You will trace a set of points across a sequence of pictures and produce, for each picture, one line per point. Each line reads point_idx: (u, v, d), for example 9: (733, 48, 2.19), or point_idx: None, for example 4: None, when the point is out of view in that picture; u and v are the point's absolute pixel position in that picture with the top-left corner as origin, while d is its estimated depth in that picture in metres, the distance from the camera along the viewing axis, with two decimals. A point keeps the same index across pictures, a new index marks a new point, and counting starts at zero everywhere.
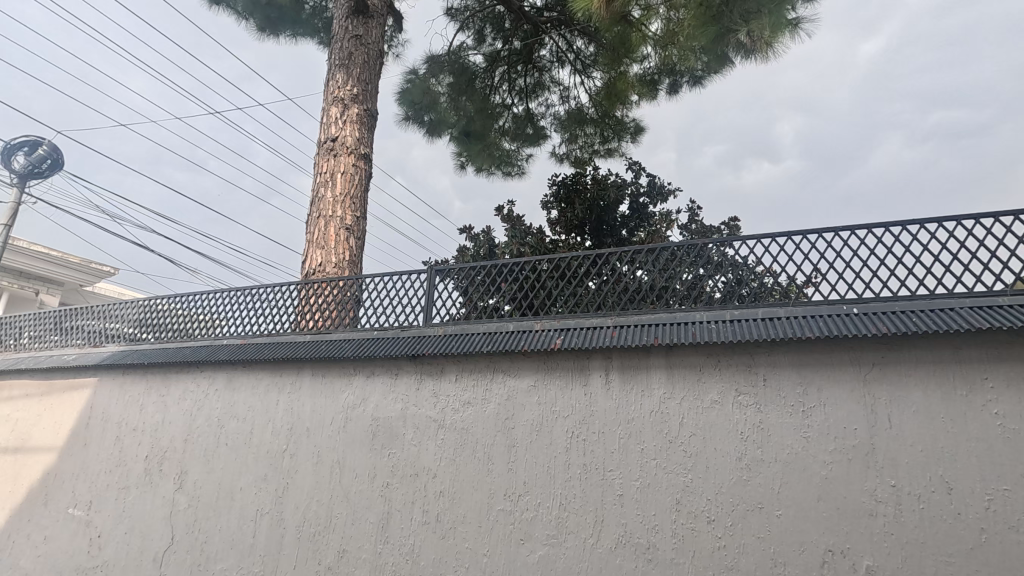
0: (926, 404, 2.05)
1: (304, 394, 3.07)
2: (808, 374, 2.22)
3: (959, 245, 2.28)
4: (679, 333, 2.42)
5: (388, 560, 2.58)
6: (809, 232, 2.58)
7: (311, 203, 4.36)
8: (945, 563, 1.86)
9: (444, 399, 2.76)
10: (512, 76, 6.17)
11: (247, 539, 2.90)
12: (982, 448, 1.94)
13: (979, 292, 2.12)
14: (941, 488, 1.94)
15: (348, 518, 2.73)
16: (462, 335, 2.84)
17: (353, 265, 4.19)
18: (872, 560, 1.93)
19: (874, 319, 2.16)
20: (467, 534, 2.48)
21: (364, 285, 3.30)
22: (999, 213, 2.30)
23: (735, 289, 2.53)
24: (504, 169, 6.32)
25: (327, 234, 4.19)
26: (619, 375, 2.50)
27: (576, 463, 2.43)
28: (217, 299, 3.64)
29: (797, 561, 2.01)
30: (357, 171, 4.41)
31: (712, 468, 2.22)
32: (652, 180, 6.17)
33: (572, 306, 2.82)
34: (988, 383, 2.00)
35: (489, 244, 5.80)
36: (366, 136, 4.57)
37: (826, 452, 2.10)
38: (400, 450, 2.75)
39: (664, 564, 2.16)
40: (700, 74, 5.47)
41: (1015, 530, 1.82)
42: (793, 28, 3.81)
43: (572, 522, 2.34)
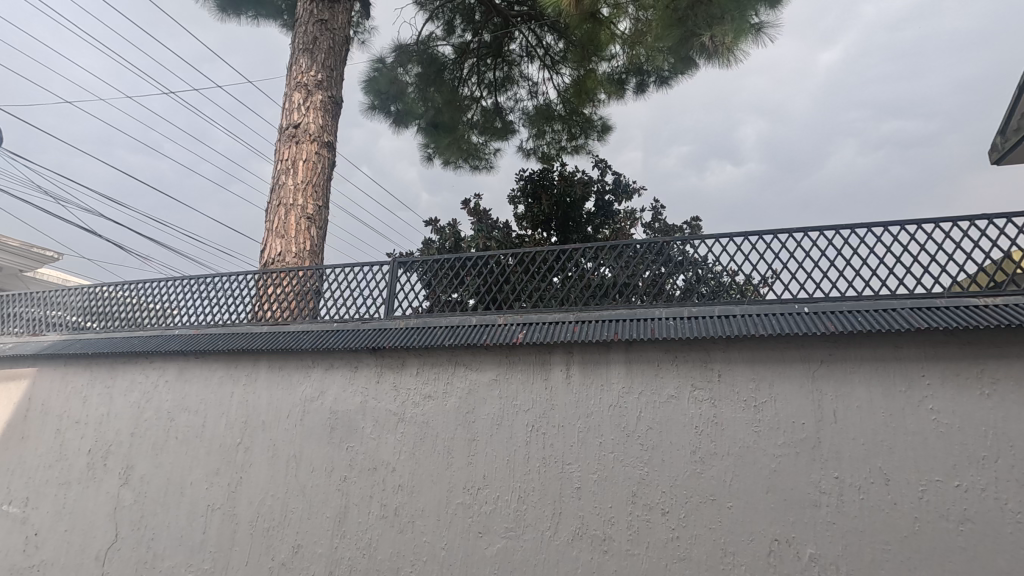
0: (868, 400, 2.15)
1: (260, 386, 2.99)
2: (761, 370, 2.30)
3: (903, 248, 2.39)
4: (638, 329, 2.46)
5: (345, 555, 2.55)
6: (765, 233, 2.67)
7: (272, 191, 4.25)
8: (881, 550, 1.96)
9: (405, 392, 2.73)
10: (481, 70, 6.12)
11: (197, 535, 2.81)
12: (918, 441, 2.05)
13: (920, 293, 2.24)
14: (880, 479, 2.04)
15: (304, 512, 2.68)
16: (424, 328, 2.82)
17: (315, 256, 4.09)
18: (815, 548, 2.02)
19: (823, 318, 2.25)
20: (426, 527, 2.48)
21: (325, 276, 3.23)
22: (939, 220, 2.43)
23: (694, 287, 2.60)
24: (472, 162, 6.25)
25: (288, 223, 4.08)
26: (580, 370, 2.52)
27: (535, 456, 2.45)
28: (168, 287, 3.50)
29: (745, 551, 2.09)
30: (320, 159, 4.31)
31: (668, 462, 2.28)
32: (617, 179, 6.25)
33: (535, 301, 2.83)
34: (925, 380, 2.11)
35: (455, 237, 5.79)
36: (330, 124, 4.46)
37: (776, 446, 2.18)
38: (359, 444, 2.71)
39: (620, 555, 2.21)
40: (667, 74, 5.54)
41: (945, 518, 1.94)
42: (755, 33, 3.89)
43: (530, 515, 2.37)
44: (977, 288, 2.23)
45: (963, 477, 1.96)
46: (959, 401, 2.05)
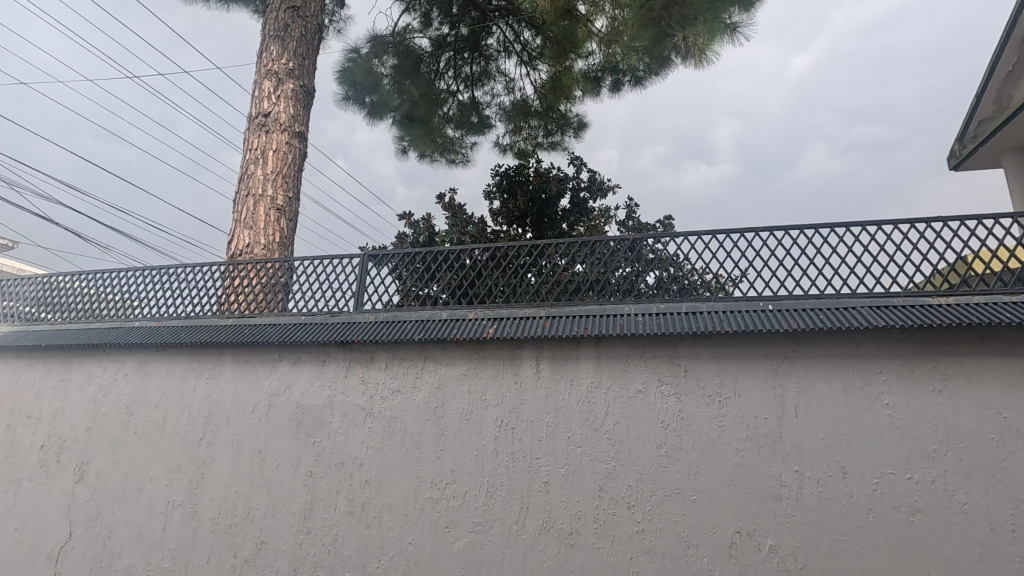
0: (828, 396, 2.21)
1: (224, 380, 2.91)
2: (726, 366, 2.34)
3: (862, 249, 2.47)
4: (607, 324, 2.48)
5: (310, 552, 2.52)
6: (732, 232, 2.72)
7: (240, 180, 4.15)
8: (838, 541, 2.03)
9: (373, 386, 2.70)
10: (458, 63, 6.08)
11: (155, 533, 2.74)
12: (874, 436, 2.11)
13: (879, 293, 2.31)
14: (837, 472, 2.10)
15: (268, 509, 2.63)
16: (394, 322, 2.79)
17: (284, 248, 4.01)
18: (775, 540, 2.08)
19: (786, 315, 2.30)
20: (393, 523, 2.46)
21: (293, 268, 3.17)
22: (898, 221, 2.51)
23: (663, 284, 2.63)
24: (447, 156, 6.24)
25: (256, 214, 3.98)
26: (550, 365, 2.53)
27: (504, 451, 2.45)
28: (128, 278, 3.39)
29: (708, 543, 2.13)
30: (290, 150, 4.23)
31: (634, 456, 2.30)
32: (593, 177, 6.28)
33: (508, 296, 2.83)
34: (881, 376, 2.17)
35: (429, 231, 5.76)
36: (301, 113, 4.37)
37: (739, 440, 2.22)
38: (326, 439, 2.67)
39: (586, 548, 2.23)
40: (642, 74, 5.58)
41: (897, 509, 2.01)
42: (728, 34, 3.92)
43: (498, 509, 2.37)
44: (932, 288, 2.32)
45: (915, 470, 2.04)
46: (912, 396, 2.12)
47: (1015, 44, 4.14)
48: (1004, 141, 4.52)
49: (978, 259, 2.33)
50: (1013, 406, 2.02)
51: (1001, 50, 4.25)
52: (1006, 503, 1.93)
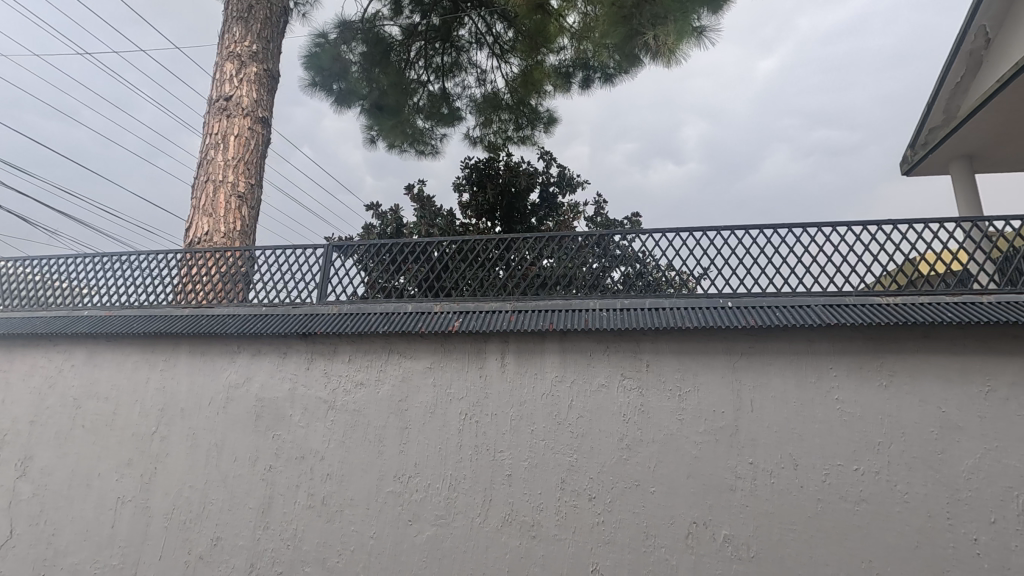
0: (783, 390, 2.28)
1: (179, 372, 2.82)
2: (686, 361, 2.39)
3: (817, 250, 2.56)
4: (573, 319, 2.50)
5: (268, 547, 2.48)
6: (695, 230, 2.78)
7: (199, 165, 4.01)
8: (788, 530, 2.11)
9: (336, 379, 2.66)
10: (429, 53, 6.00)
11: (104, 529, 2.64)
12: (825, 429, 2.20)
13: (832, 292, 2.40)
14: (789, 464, 2.18)
15: (226, 503, 2.57)
16: (358, 314, 2.75)
17: (245, 237, 3.90)
18: (729, 530, 2.15)
19: (745, 312, 2.37)
20: (355, 517, 2.44)
21: (254, 258, 3.09)
22: (851, 223, 2.61)
23: (628, 280, 2.67)
24: (416, 147, 6.17)
25: (216, 201, 3.86)
26: (515, 359, 2.54)
27: (468, 444, 2.45)
28: (78, 264, 3.24)
29: (665, 533, 2.19)
30: (253, 135, 4.11)
31: (596, 449, 2.34)
32: (562, 172, 6.32)
33: (474, 290, 2.82)
34: (833, 372, 2.26)
35: (397, 223, 5.71)
36: (264, 98, 4.24)
37: (698, 433, 2.28)
38: (286, 432, 2.62)
39: (547, 540, 2.26)
40: (612, 72, 5.61)
41: (844, 499, 2.10)
42: (696, 36, 3.98)
43: (461, 502, 2.38)
44: (881, 288, 2.42)
45: (861, 462, 2.13)
46: (861, 391, 2.21)
47: (963, 58, 4.53)
48: (951, 150, 4.77)
49: (925, 262, 2.44)
50: (952, 401, 2.13)
51: (949, 64, 4.61)
52: (942, 493, 2.04)
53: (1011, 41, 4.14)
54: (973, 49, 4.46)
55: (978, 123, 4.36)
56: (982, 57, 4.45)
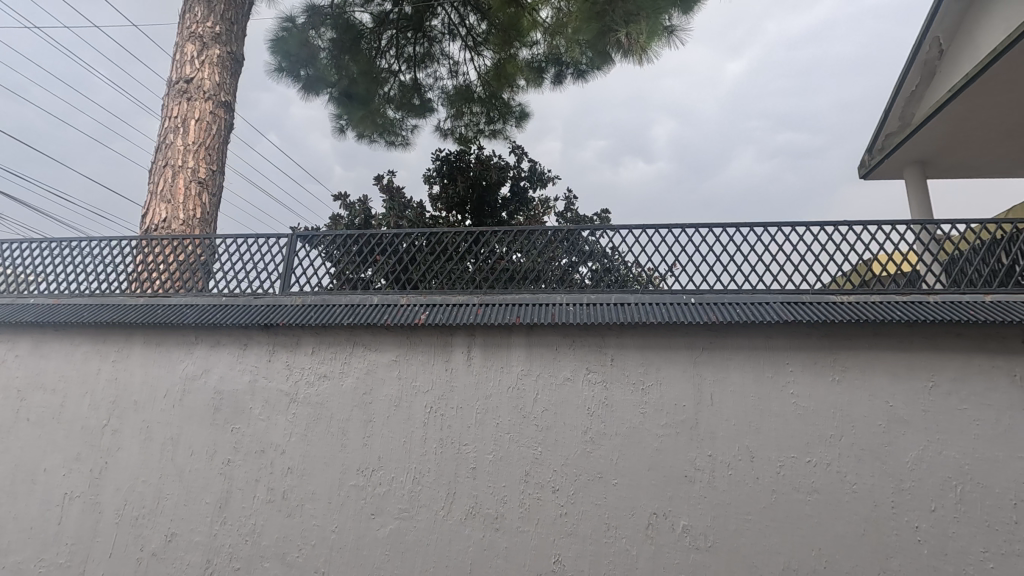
0: (741, 384, 2.34)
1: (132, 363, 2.71)
2: (650, 355, 2.43)
3: (777, 249, 2.63)
4: (539, 313, 2.51)
5: (226, 543, 2.42)
6: (661, 227, 2.82)
7: (157, 149, 3.87)
8: (744, 520, 2.17)
9: (299, 371, 2.61)
10: (400, 43, 5.86)
11: (51, 527, 2.54)
12: (780, 422, 2.27)
13: (790, 290, 2.48)
14: (746, 456, 2.25)
15: (181, 499, 2.50)
16: (322, 306, 2.70)
17: (206, 224, 3.78)
18: (687, 520, 2.20)
19: (707, 308, 2.42)
20: (316, 511, 2.41)
21: (215, 247, 3.00)
22: (809, 224, 2.69)
23: (595, 275, 2.70)
24: (387, 138, 6.09)
25: (175, 187, 3.72)
26: (481, 352, 2.53)
27: (432, 437, 2.44)
28: (24, 250, 3.09)
29: (626, 524, 2.23)
30: (215, 120, 3.97)
31: (560, 442, 2.36)
32: (533, 166, 6.32)
33: (442, 283, 2.81)
34: (789, 367, 2.34)
35: (366, 214, 5.62)
36: (227, 82, 4.11)
37: (659, 426, 2.33)
38: (246, 426, 2.56)
39: (511, 532, 2.27)
40: (585, 68, 5.60)
41: (797, 490, 2.18)
42: (667, 35, 4.02)
43: (424, 495, 2.37)
44: (836, 286, 2.52)
45: (814, 454, 2.21)
46: (815, 385, 2.29)
47: (918, 67, 4.72)
48: (905, 155, 4.96)
49: (877, 262, 2.54)
50: (899, 396, 2.23)
51: (905, 72, 4.79)
52: (888, 483, 2.14)
53: (963, 52, 4.33)
54: (928, 58, 4.65)
55: (930, 131, 4.56)
56: (936, 67, 4.65)
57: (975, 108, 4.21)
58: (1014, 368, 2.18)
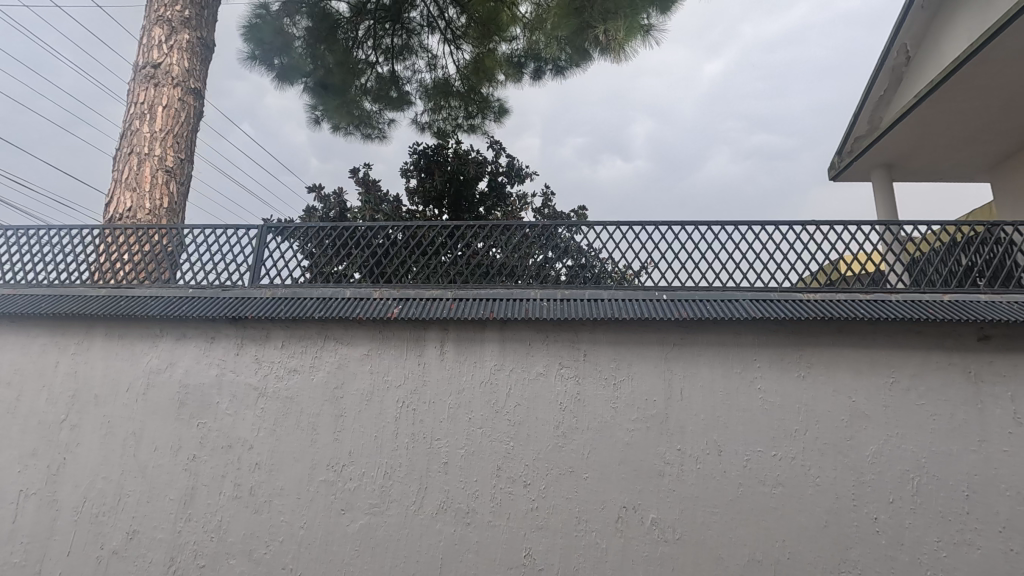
0: (710, 379, 2.38)
1: (93, 356, 2.63)
2: (622, 351, 2.45)
3: (747, 248, 2.68)
4: (513, 308, 2.51)
5: (190, 540, 2.37)
6: (635, 224, 2.85)
7: (122, 136, 3.74)
8: (711, 513, 2.22)
9: (268, 365, 2.56)
10: (378, 34, 5.75)
11: (5, 525, 2.45)
12: (748, 417, 2.32)
13: (759, 288, 2.53)
14: (714, 450, 2.29)
15: (144, 495, 2.44)
16: (293, 299, 2.65)
17: (173, 214, 3.68)
18: (656, 513, 2.23)
19: (678, 305, 2.45)
20: (284, 507, 2.37)
21: (181, 237, 2.92)
22: (779, 222, 2.75)
23: (569, 271, 2.70)
24: (363, 130, 6.02)
25: (140, 175, 3.61)
26: (454, 347, 2.52)
27: (404, 432, 2.43)
28: None
29: (597, 518, 2.25)
30: (183, 107, 3.86)
31: (532, 436, 2.37)
32: (511, 162, 6.32)
33: (416, 277, 2.78)
34: (756, 363, 2.38)
35: (341, 207, 5.55)
36: (197, 68, 3.99)
37: (630, 421, 2.35)
38: (212, 420, 2.50)
39: (481, 527, 2.28)
40: (563, 65, 5.59)
41: (763, 483, 2.23)
42: (644, 33, 4.03)
43: (395, 490, 2.36)
44: (803, 284, 2.58)
45: (779, 448, 2.26)
46: (781, 381, 2.34)
47: (886, 74, 4.85)
48: (873, 158, 5.09)
49: (842, 262, 2.61)
50: (861, 391, 2.29)
51: (874, 78, 4.93)
52: (849, 476, 2.20)
53: (927, 60, 4.47)
54: (895, 65, 4.79)
55: (895, 136, 4.70)
56: (903, 73, 4.79)
57: (939, 114, 4.35)
58: (970, 365, 2.27)
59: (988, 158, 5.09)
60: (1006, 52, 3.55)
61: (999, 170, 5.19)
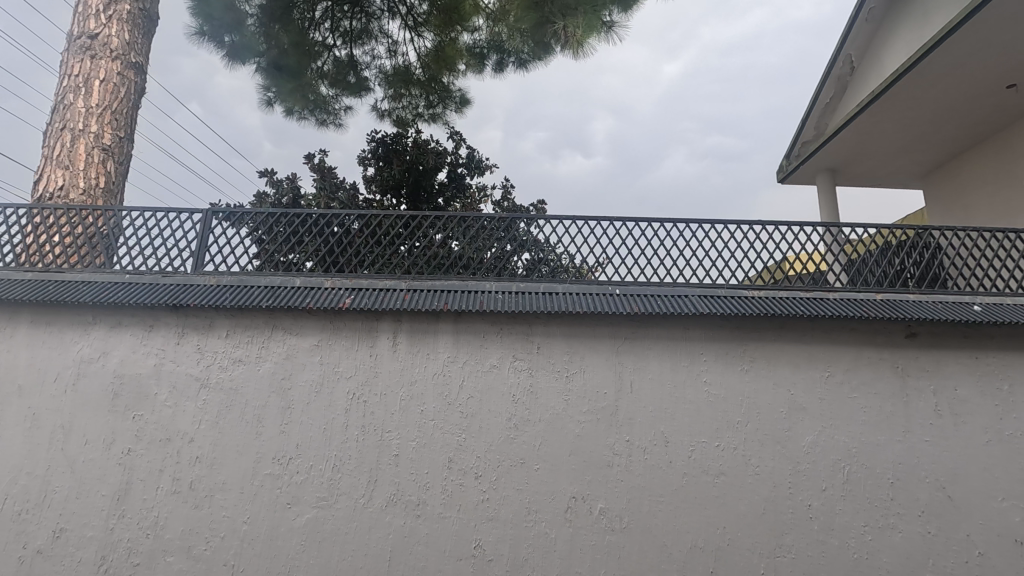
0: (659, 372, 2.44)
1: (17, 344, 2.45)
2: (575, 344, 2.48)
3: (696, 246, 2.76)
4: (467, 301, 2.50)
5: (123, 537, 2.26)
6: (591, 220, 2.88)
7: (54, 110, 3.51)
8: (657, 502, 2.28)
9: (211, 355, 2.46)
10: (336, 15, 5.55)
11: None
12: (693, 410, 2.39)
13: (708, 284, 2.61)
14: (661, 441, 2.35)
15: (73, 491, 2.31)
16: (239, 287, 2.55)
17: (110, 195, 3.47)
18: (604, 503, 2.28)
19: (630, 299, 2.50)
20: (226, 501, 2.30)
21: (118, 220, 2.76)
22: (727, 221, 2.84)
23: (525, 265, 2.71)
24: (319, 115, 5.86)
25: (73, 153, 3.39)
26: (407, 338, 2.49)
27: (354, 424, 2.38)
28: None
29: (547, 508, 2.28)
30: (123, 82, 3.64)
31: (484, 428, 2.37)
32: (471, 154, 6.27)
33: (369, 268, 2.73)
34: (703, 357, 2.46)
35: (294, 193, 5.39)
36: (138, 42, 3.77)
37: (581, 413, 2.39)
38: (150, 413, 2.39)
39: (432, 518, 2.27)
40: (525, 58, 5.54)
41: (706, 473, 2.31)
42: (604, 30, 4.07)
43: (344, 483, 2.31)
44: (748, 282, 2.67)
45: (722, 439, 2.35)
46: (725, 374, 2.43)
47: (832, 81, 5.07)
48: (818, 163, 5.32)
49: (784, 262, 2.73)
50: (799, 385, 2.40)
51: (822, 85, 5.13)
52: (786, 465, 2.31)
53: (870, 71, 4.70)
54: (840, 74, 5.02)
55: (837, 144, 4.95)
56: (847, 82, 5.02)
57: (879, 123, 4.58)
58: (897, 361, 2.41)
59: (921, 167, 5.40)
60: (940, 66, 3.77)
61: (929, 179, 5.53)
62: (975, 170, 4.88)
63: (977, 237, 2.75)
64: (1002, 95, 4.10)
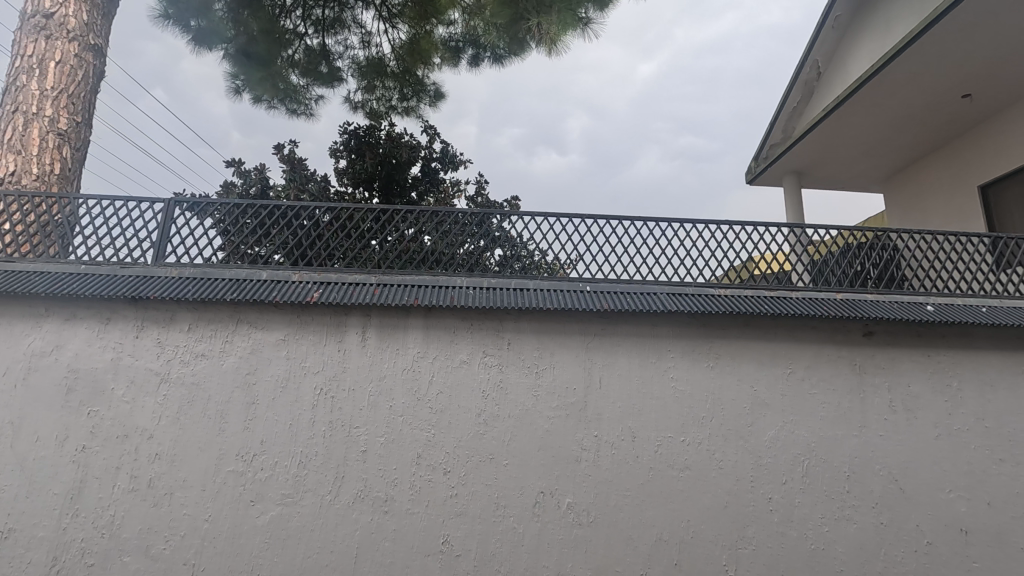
0: (627, 368, 2.47)
1: None
2: (545, 340, 2.49)
3: (665, 244, 2.80)
4: (438, 296, 2.48)
5: (77, 538, 2.19)
6: (563, 216, 2.89)
7: (6, 91, 3.34)
8: (623, 496, 2.31)
9: (172, 349, 2.39)
10: (308, 3, 5.41)
11: None
12: (660, 405, 2.43)
13: (676, 282, 2.65)
14: (628, 436, 2.39)
15: (22, 490, 2.21)
16: (201, 280, 2.48)
17: (65, 181, 3.33)
18: (572, 498, 2.30)
19: (600, 296, 2.52)
20: (187, 499, 2.24)
21: (73, 208, 2.66)
22: (695, 221, 2.89)
23: (497, 261, 2.71)
24: (289, 105, 5.74)
25: (26, 137, 3.24)
26: (376, 333, 2.47)
27: (321, 420, 2.35)
28: None
29: (515, 503, 2.29)
30: (80, 64, 3.49)
31: (453, 424, 2.36)
32: (445, 148, 6.23)
33: (338, 261, 2.69)
34: (670, 353, 2.50)
35: (263, 184, 5.26)
36: (98, 23, 3.62)
37: (550, 408, 2.40)
38: (106, 408, 2.30)
39: (399, 514, 2.26)
40: (501, 54, 5.53)
41: (672, 467, 2.35)
42: (578, 28, 4.08)
43: (310, 480, 2.28)
44: (715, 280, 2.72)
45: (687, 434, 2.39)
46: (692, 371, 2.47)
47: (800, 86, 5.20)
48: (784, 165, 5.45)
49: (750, 261, 2.79)
50: (762, 381, 2.46)
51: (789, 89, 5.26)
52: (748, 460, 2.37)
53: (835, 77, 4.83)
54: (808, 78, 5.14)
55: (803, 147, 5.09)
56: (814, 87, 5.15)
57: (843, 128, 4.71)
58: (855, 358, 2.50)
59: (882, 171, 5.58)
60: (902, 75, 3.90)
61: (888, 183, 5.72)
62: (932, 176, 5.08)
63: (932, 240, 2.86)
64: (958, 104, 4.27)
